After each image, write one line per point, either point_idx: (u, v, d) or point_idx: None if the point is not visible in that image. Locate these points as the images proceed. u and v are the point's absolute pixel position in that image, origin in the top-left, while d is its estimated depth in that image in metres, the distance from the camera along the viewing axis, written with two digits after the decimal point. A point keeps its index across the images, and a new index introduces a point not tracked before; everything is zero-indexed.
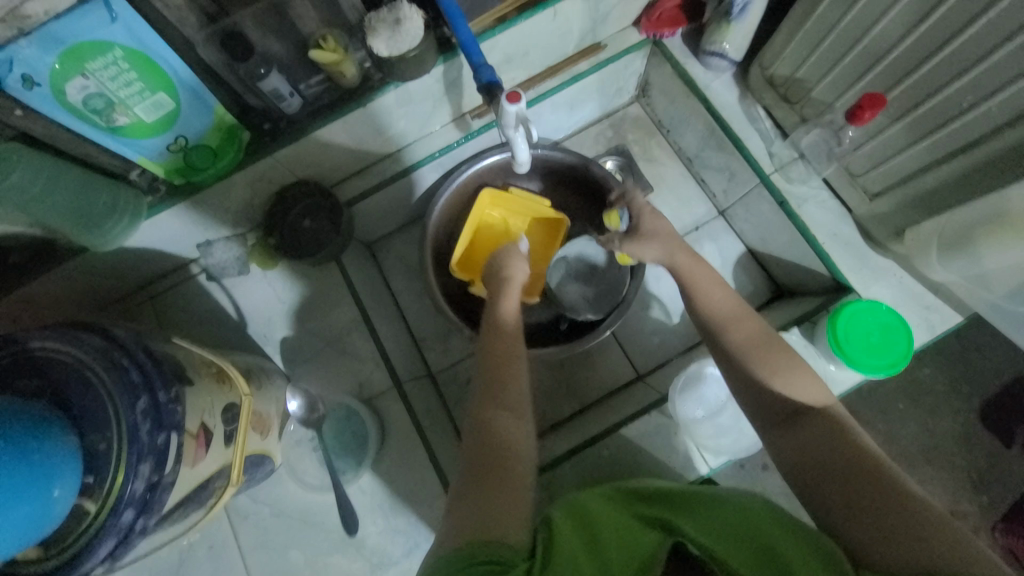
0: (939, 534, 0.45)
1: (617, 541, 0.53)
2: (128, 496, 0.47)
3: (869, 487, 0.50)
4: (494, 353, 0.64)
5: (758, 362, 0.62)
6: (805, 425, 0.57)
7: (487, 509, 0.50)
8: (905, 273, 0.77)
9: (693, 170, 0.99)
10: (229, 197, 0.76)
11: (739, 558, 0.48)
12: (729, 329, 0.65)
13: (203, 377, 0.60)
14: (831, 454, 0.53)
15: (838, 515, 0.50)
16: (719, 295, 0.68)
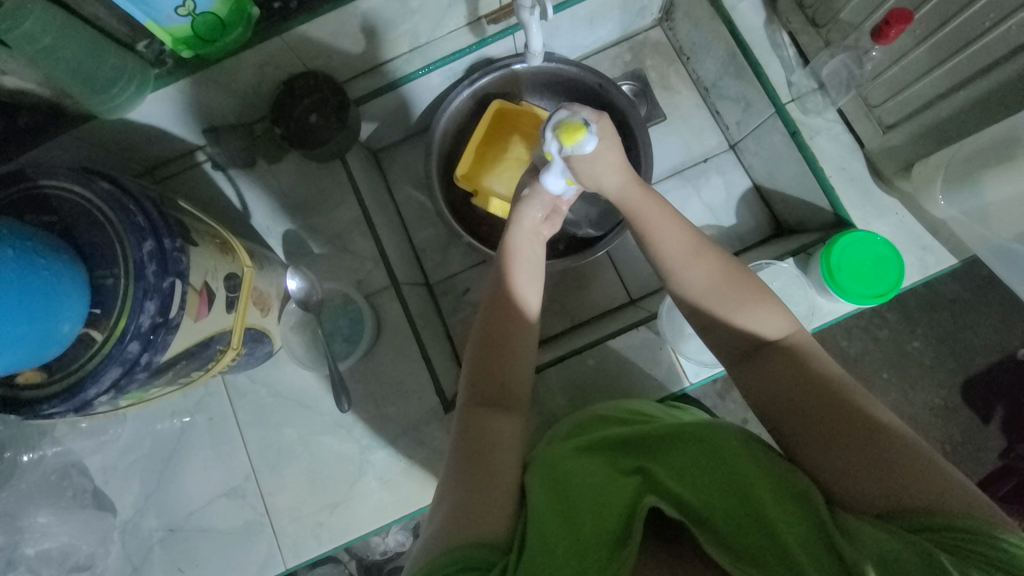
0: (902, 469, 0.48)
1: (595, 485, 0.57)
2: (134, 330, 0.49)
3: (838, 427, 0.52)
4: (493, 325, 0.67)
5: (719, 302, 0.62)
6: (766, 361, 0.59)
7: (474, 506, 0.53)
8: (908, 214, 0.75)
9: (709, 101, 0.97)
10: (238, 78, 0.77)
11: (717, 507, 0.51)
12: (682, 275, 0.64)
13: (206, 242, 0.61)
14: (794, 402, 0.55)
15: (807, 454, 0.53)
16: (674, 231, 0.65)
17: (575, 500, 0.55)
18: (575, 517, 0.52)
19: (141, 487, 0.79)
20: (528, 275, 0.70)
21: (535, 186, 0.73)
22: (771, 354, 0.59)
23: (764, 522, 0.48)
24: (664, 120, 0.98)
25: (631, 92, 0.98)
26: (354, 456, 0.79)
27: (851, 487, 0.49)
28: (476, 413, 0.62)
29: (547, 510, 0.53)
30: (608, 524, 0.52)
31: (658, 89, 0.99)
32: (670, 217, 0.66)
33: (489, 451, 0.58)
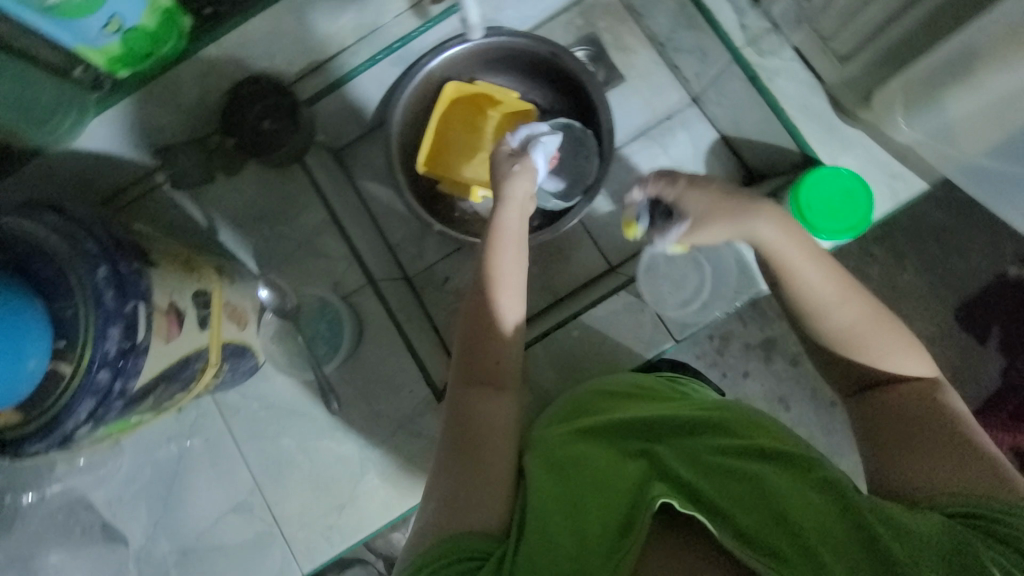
0: (965, 463, 0.52)
1: (599, 472, 0.55)
2: (102, 357, 0.49)
3: (928, 432, 0.55)
4: (479, 312, 0.64)
5: (863, 349, 0.60)
6: (896, 396, 0.58)
7: (465, 497, 0.54)
8: (874, 142, 0.77)
9: (666, 57, 0.94)
10: (180, 92, 0.75)
11: (730, 494, 0.50)
12: (824, 319, 0.60)
13: (169, 263, 0.61)
14: (910, 425, 0.56)
15: (876, 461, 0.57)
16: (822, 273, 0.61)
17: (582, 488, 0.54)
18: (574, 509, 0.52)
19: (149, 515, 0.80)
20: (515, 257, 0.67)
21: (526, 160, 0.71)
22: (894, 392, 0.59)
23: (782, 512, 0.48)
24: (624, 82, 0.96)
25: (587, 58, 0.96)
26: (355, 457, 0.79)
27: (909, 481, 0.53)
28: (468, 392, 0.62)
29: (551, 499, 0.53)
30: (616, 512, 0.51)
31: (614, 52, 0.96)
32: (806, 252, 0.62)
33: (482, 440, 0.58)
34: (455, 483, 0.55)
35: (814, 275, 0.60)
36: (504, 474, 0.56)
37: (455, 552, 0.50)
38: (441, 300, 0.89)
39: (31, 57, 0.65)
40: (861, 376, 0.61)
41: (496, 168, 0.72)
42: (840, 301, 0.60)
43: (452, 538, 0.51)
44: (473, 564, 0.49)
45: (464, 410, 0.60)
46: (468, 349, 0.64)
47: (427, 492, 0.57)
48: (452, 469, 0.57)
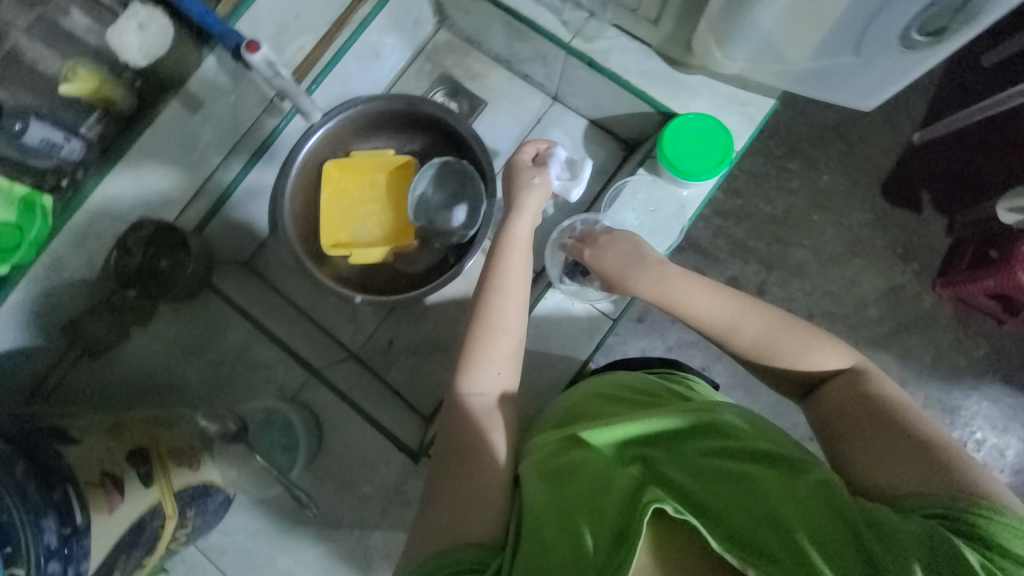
0: (919, 458, 0.52)
1: (592, 479, 0.55)
2: (46, 550, 0.48)
3: (879, 428, 0.56)
4: (487, 325, 0.67)
5: (779, 352, 0.64)
6: (837, 393, 0.61)
7: (453, 517, 0.55)
8: (714, 82, 0.83)
9: (516, 70, 1.01)
10: (64, 265, 0.74)
11: (725, 503, 0.51)
12: (738, 335, 0.66)
13: (94, 433, 0.62)
14: (863, 418, 0.57)
15: (842, 456, 0.57)
16: (718, 300, 0.67)
17: (577, 497, 0.53)
18: (567, 524, 0.51)
19: None
20: (514, 309, 0.68)
21: (544, 174, 0.76)
22: (831, 392, 0.61)
23: (773, 509, 0.49)
24: (486, 105, 1.01)
25: (447, 97, 1.02)
26: (356, 548, 0.78)
27: (872, 477, 0.53)
28: (466, 404, 0.64)
29: (545, 515, 0.53)
30: (612, 513, 0.51)
31: (468, 82, 1.02)
32: (702, 286, 0.68)
33: (480, 451, 0.60)
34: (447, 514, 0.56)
35: (708, 303, 0.67)
36: (496, 498, 0.57)
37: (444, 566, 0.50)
38: (391, 362, 0.91)
39: None
40: (799, 380, 0.64)
41: (513, 176, 0.77)
42: (748, 323, 0.65)
43: (443, 552, 0.51)
44: (464, 573, 0.49)
45: (467, 419, 0.63)
46: (473, 357, 0.66)
47: (420, 514, 0.59)
48: (448, 483, 0.59)
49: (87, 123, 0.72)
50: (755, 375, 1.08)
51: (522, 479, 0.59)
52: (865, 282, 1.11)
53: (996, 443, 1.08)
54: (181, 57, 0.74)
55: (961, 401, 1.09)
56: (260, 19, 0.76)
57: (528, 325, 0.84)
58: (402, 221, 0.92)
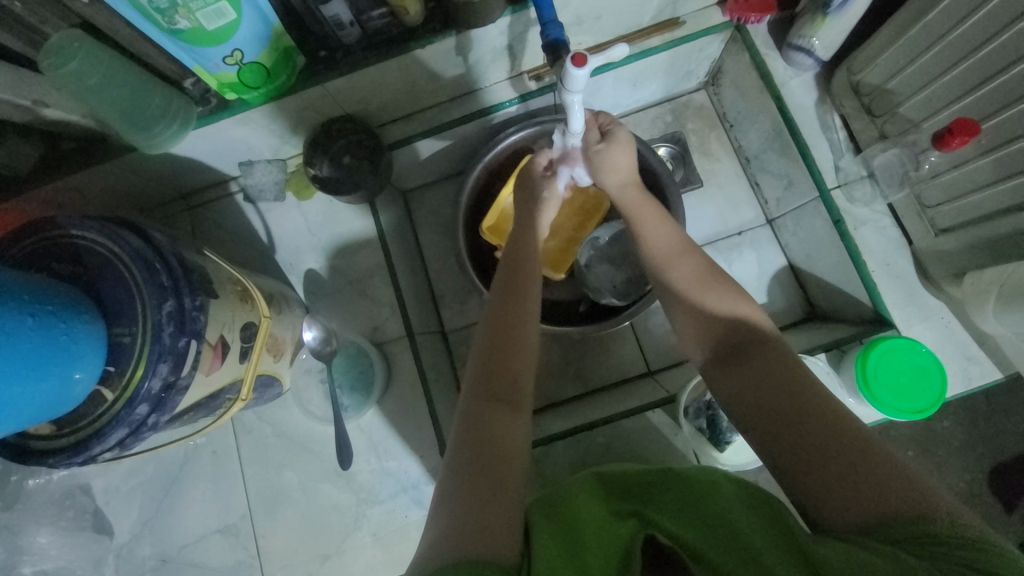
0: (869, 477, 0.44)
1: (598, 522, 0.49)
2: (145, 392, 0.49)
3: (818, 431, 0.48)
4: (505, 325, 0.61)
5: (689, 304, 0.61)
6: (754, 360, 0.54)
7: (477, 513, 0.47)
8: (955, 319, 0.72)
9: (749, 171, 0.94)
10: (276, 118, 0.76)
11: (706, 536, 0.45)
12: (666, 271, 0.64)
13: (227, 292, 0.61)
14: (801, 439, 0.48)
15: (788, 471, 0.48)
16: (660, 231, 0.66)
17: (588, 536, 0.46)
18: (579, 551, 0.45)
19: (139, 513, 0.80)
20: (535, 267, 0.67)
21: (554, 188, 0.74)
22: (753, 358, 0.55)
23: (747, 547, 0.42)
24: (700, 186, 0.95)
25: (668, 155, 0.96)
26: (350, 509, 0.78)
27: (829, 509, 0.45)
28: (483, 406, 0.56)
29: (565, 559, 0.44)
30: (616, 546, 0.46)
31: (697, 154, 0.97)
32: (662, 216, 0.67)
33: (502, 466, 0.51)
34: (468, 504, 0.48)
35: (676, 268, 0.63)
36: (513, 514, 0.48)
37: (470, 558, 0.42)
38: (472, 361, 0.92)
39: (147, 64, 0.67)
40: (724, 345, 0.57)
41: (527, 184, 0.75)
42: (683, 281, 0.62)
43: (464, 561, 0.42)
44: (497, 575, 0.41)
45: (481, 424, 0.54)
46: (487, 359, 0.59)
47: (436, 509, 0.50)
48: (465, 483, 0.50)
49: (374, 12, 0.68)
50: None
51: (531, 520, 0.49)
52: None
53: None
54: (486, 8, 0.66)
55: None
56: (571, 8, 0.70)
57: None
58: (564, 249, 0.88)
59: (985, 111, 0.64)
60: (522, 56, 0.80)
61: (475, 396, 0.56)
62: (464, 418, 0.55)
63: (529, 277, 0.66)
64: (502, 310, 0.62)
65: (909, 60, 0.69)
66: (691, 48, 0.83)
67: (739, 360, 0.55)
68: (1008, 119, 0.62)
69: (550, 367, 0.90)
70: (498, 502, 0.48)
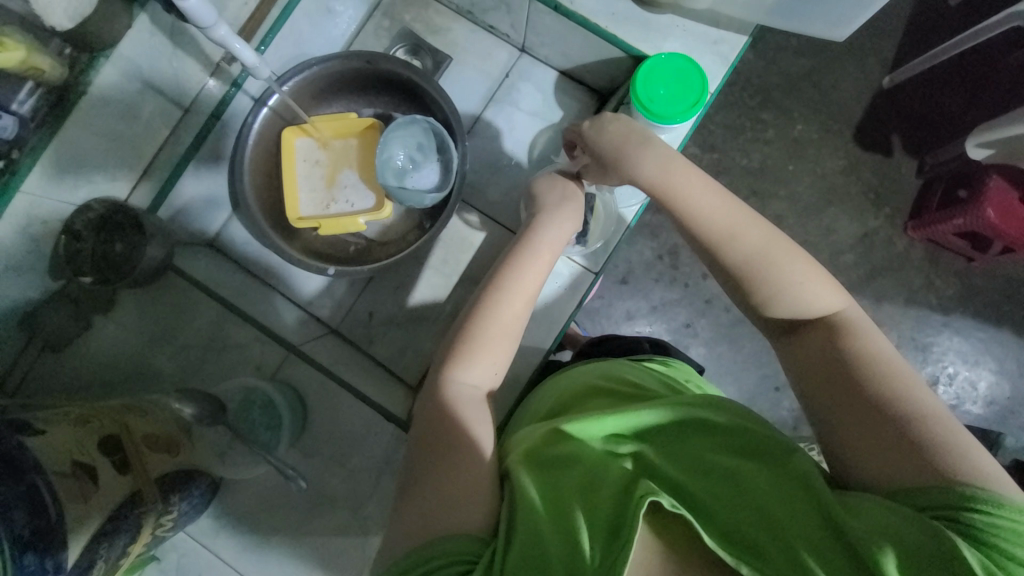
0: (909, 449, 0.50)
1: (589, 481, 0.52)
2: (20, 541, 0.45)
3: (876, 407, 0.53)
4: (472, 345, 0.62)
5: (760, 270, 0.62)
6: (812, 332, 0.61)
7: (433, 503, 0.51)
8: (685, 21, 0.81)
9: (479, 21, 0.95)
10: (14, 258, 0.67)
11: (719, 501, 0.50)
12: (725, 244, 0.63)
13: (58, 424, 0.57)
14: (863, 406, 0.54)
15: (835, 428, 0.55)
16: (708, 197, 0.65)
17: (571, 492, 0.51)
18: (563, 518, 0.49)
19: None
20: (523, 297, 0.66)
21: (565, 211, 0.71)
22: (814, 332, 0.60)
23: (764, 507, 0.49)
24: (451, 60, 0.95)
25: (408, 55, 0.95)
26: (352, 524, 0.77)
27: (862, 463, 0.53)
28: (441, 394, 0.61)
29: (547, 521, 0.49)
30: (604, 516, 0.48)
31: (430, 37, 0.96)
32: (714, 186, 0.65)
33: (464, 445, 0.56)
34: (427, 496, 0.52)
35: (750, 231, 0.63)
36: (489, 474, 0.54)
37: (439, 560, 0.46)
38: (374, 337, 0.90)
39: None
40: (780, 322, 0.63)
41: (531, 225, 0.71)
42: (711, 225, 0.64)
43: (426, 540, 0.48)
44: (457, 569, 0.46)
45: (434, 415, 0.59)
46: (463, 356, 0.62)
47: (396, 503, 0.54)
48: (423, 477, 0.54)
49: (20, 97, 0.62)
50: (736, 327, 1.21)
51: (510, 471, 0.55)
52: (839, 229, 1.20)
53: (967, 375, 1.20)
54: None
55: (930, 337, 1.20)
56: None
57: None
58: (372, 186, 0.88)
59: None
60: (200, 48, 0.79)
61: (440, 385, 0.61)
62: (427, 404, 0.61)
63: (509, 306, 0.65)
64: (470, 325, 0.64)
65: None
66: None
67: (804, 333, 0.61)
68: None
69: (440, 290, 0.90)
70: (459, 489, 0.52)
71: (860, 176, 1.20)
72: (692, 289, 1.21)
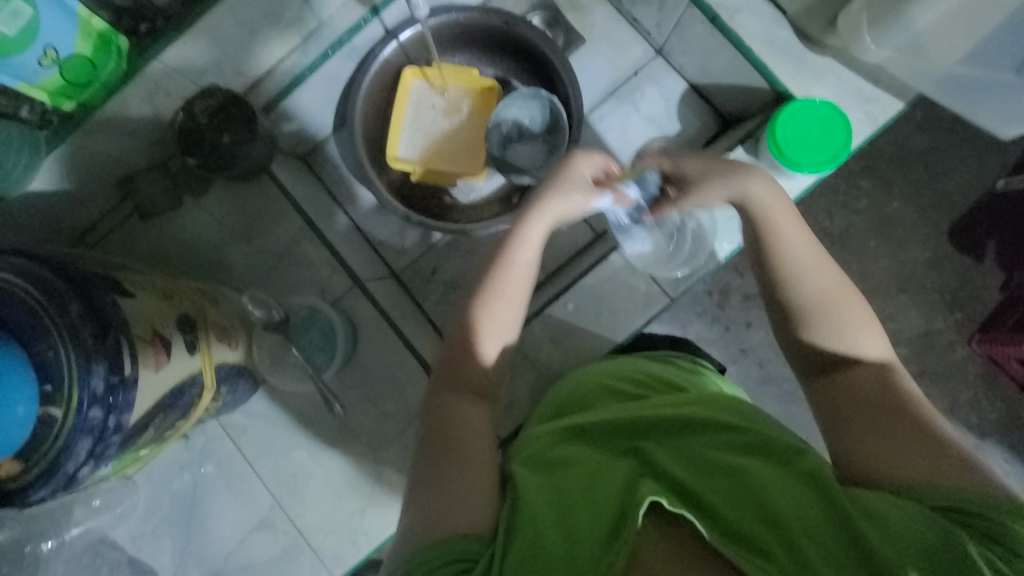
0: (930, 461, 0.49)
1: (590, 477, 0.52)
2: (90, 396, 0.48)
3: (895, 434, 0.52)
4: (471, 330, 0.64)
5: (823, 318, 0.59)
6: (844, 372, 0.58)
7: (441, 500, 0.53)
8: (845, 70, 0.76)
9: (624, 10, 0.91)
10: (130, 120, 0.73)
11: (722, 491, 0.49)
12: (803, 282, 0.61)
13: (144, 292, 0.59)
14: (885, 433, 0.52)
15: (852, 455, 0.53)
16: (803, 239, 0.62)
17: (574, 488, 0.51)
18: (564, 512, 0.49)
19: (174, 544, 0.80)
20: (527, 256, 0.66)
21: (592, 198, 0.69)
22: (855, 372, 0.57)
23: (771, 510, 0.47)
24: (584, 43, 0.93)
25: (544, 23, 0.92)
26: (369, 461, 0.79)
27: (865, 466, 0.52)
28: (447, 390, 0.63)
29: (548, 510, 0.50)
30: (606, 513, 0.48)
31: (570, 13, 0.93)
32: (806, 233, 0.63)
33: (466, 449, 0.57)
34: (433, 492, 0.54)
35: (820, 279, 0.61)
36: (491, 473, 0.55)
37: (446, 558, 0.48)
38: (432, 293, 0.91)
39: None
40: (814, 358, 0.60)
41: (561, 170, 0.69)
42: (792, 262, 0.61)
43: (433, 540, 0.49)
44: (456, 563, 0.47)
45: (440, 418, 0.60)
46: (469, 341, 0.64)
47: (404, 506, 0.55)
48: (432, 477, 0.55)
49: None
50: (764, 384, 1.17)
51: (514, 476, 0.55)
52: (902, 319, 1.13)
53: None
54: None
55: None
56: None
57: (581, 284, 0.82)
58: (474, 146, 0.88)
59: None
60: None
61: (445, 388, 0.63)
62: (428, 412, 0.62)
63: (513, 272, 0.65)
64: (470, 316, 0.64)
65: None
66: None
67: (832, 370, 0.59)
68: None
69: None
70: (464, 484, 0.54)
71: (941, 273, 1.13)
72: (733, 334, 1.17)
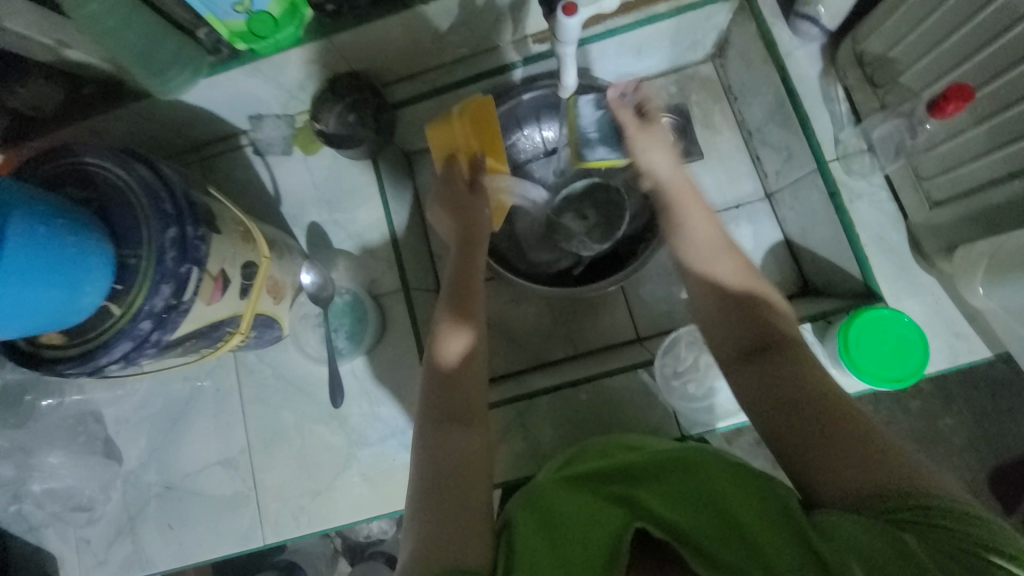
0: (872, 463, 0.48)
1: (582, 522, 0.51)
2: (147, 309, 0.53)
3: (840, 432, 0.50)
4: (462, 294, 0.70)
5: (738, 297, 0.63)
6: (769, 357, 0.58)
7: (443, 525, 0.52)
8: (944, 295, 0.73)
9: (751, 145, 0.93)
10: (285, 71, 0.78)
11: (710, 528, 0.48)
12: (718, 265, 0.66)
13: (230, 230, 0.64)
14: (813, 426, 0.52)
15: (797, 462, 0.52)
16: (711, 226, 0.70)
17: (572, 533, 0.50)
18: (561, 554, 0.48)
19: (146, 443, 0.85)
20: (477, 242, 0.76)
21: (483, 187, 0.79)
22: (775, 353, 0.58)
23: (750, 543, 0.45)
24: (701, 159, 0.95)
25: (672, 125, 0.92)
26: (343, 449, 0.82)
27: (821, 480, 0.49)
28: (441, 428, 0.59)
29: (543, 547, 0.49)
30: (598, 549, 0.49)
31: (700, 127, 0.95)
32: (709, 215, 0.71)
33: (467, 468, 0.57)
34: (436, 517, 0.52)
35: (728, 263, 0.66)
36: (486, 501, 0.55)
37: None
38: None
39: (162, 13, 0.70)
40: (741, 342, 0.60)
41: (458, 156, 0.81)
42: (699, 248, 0.68)
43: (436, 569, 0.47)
44: None
45: (436, 449, 0.58)
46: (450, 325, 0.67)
47: (407, 532, 0.53)
48: (434, 508, 0.53)
49: None
50: None
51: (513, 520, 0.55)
52: None
53: None
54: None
55: None
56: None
57: (604, 382, 0.80)
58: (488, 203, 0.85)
59: (983, 77, 0.64)
60: (526, 18, 0.80)
61: (433, 420, 0.60)
62: (420, 441, 0.59)
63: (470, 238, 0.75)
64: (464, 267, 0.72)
65: (911, 27, 0.70)
66: (696, 17, 0.82)
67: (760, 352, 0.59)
68: (1008, 82, 0.62)
69: (545, 330, 0.94)
70: (465, 509, 0.53)
71: None
72: None
